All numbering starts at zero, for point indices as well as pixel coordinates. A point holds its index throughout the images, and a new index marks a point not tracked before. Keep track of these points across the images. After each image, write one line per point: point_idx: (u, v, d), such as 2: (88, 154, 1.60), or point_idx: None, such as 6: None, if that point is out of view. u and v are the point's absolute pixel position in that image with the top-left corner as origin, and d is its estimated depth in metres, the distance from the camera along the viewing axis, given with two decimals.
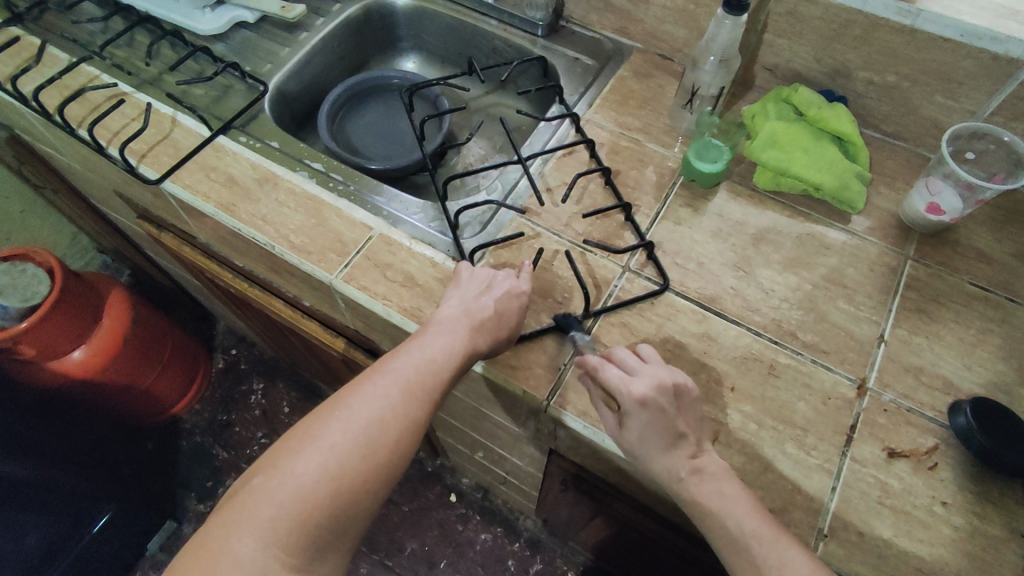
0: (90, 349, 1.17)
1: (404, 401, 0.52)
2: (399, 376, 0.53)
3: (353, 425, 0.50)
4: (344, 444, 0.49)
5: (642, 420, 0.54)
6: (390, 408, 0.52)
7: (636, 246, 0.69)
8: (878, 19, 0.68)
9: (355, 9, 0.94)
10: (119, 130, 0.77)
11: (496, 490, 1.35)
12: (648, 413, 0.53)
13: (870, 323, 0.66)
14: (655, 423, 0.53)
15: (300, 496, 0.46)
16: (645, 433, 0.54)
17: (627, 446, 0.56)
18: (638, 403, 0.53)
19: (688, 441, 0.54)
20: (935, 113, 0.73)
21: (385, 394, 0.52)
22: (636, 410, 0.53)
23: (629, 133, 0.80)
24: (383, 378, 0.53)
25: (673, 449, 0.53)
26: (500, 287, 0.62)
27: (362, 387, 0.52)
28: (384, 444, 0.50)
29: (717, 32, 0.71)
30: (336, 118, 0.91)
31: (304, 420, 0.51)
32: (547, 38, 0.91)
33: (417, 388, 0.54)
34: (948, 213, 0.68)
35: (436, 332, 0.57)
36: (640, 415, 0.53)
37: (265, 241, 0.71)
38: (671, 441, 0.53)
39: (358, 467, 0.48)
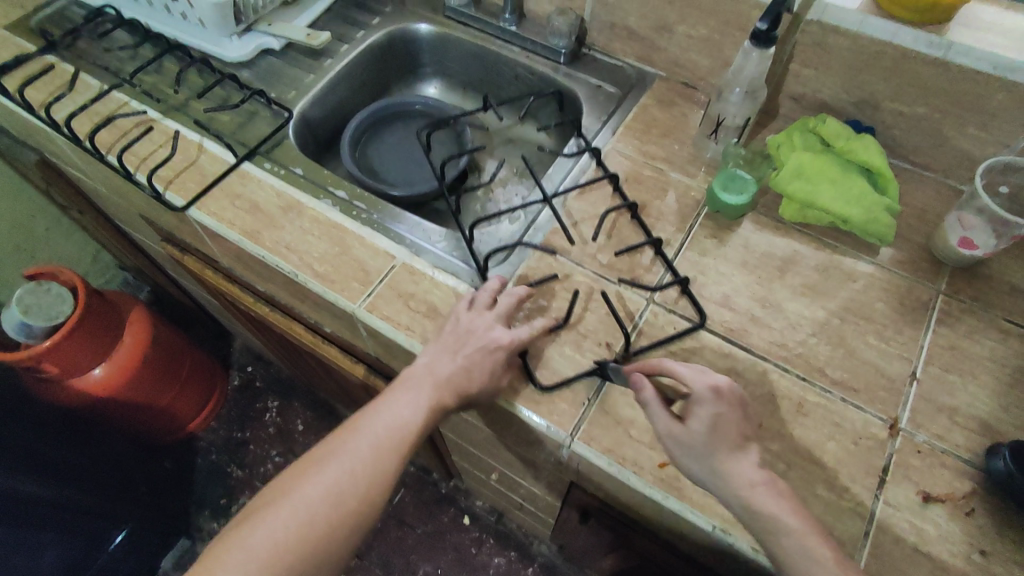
0: (110, 368, 1.19)
1: (373, 455, 0.58)
2: (370, 434, 0.59)
3: (326, 478, 0.55)
4: (316, 496, 0.54)
5: (705, 411, 0.54)
6: (360, 463, 0.57)
7: (670, 282, 0.68)
8: (908, 52, 0.67)
9: (379, 36, 0.94)
10: (147, 157, 0.78)
11: (510, 514, 1.33)
12: (720, 405, 0.54)
13: (902, 360, 0.65)
14: (729, 420, 0.54)
15: (277, 547, 0.52)
16: (714, 425, 0.54)
17: (686, 443, 0.55)
18: (713, 391, 0.55)
19: (750, 448, 0.54)
20: (966, 144, 0.72)
21: (358, 449, 0.58)
22: (705, 401, 0.55)
23: (652, 162, 0.79)
24: (356, 436, 0.59)
25: (737, 451, 0.54)
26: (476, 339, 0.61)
27: (337, 444, 0.58)
28: (353, 495, 0.56)
29: (745, 64, 0.69)
30: (358, 144, 0.92)
31: (285, 475, 0.57)
32: (569, 66, 0.90)
33: (386, 444, 0.59)
34: (981, 248, 0.66)
35: (406, 388, 0.61)
36: (714, 403, 0.54)
37: (289, 269, 0.71)
38: (734, 442, 0.54)
39: (327, 518, 0.54)
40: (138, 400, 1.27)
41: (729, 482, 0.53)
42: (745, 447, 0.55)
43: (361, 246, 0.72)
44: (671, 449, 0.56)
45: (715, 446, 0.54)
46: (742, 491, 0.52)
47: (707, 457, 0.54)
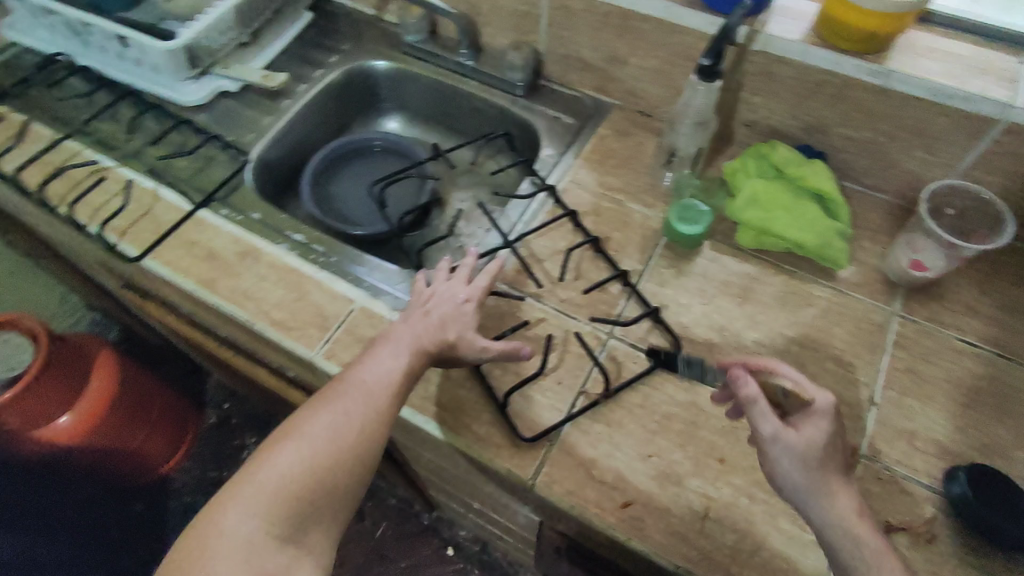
0: (76, 416, 1.16)
1: (371, 399, 0.55)
2: (366, 383, 0.56)
3: (327, 422, 0.53)
4: (318, 439, 0.52)
5: (824, 427, 0.50)
6: (359, 407, 0.55)
7: (643, 314, 0.68)
8: (851, 79, 0.69)
9: (336, 74, 0.94)
10: (100, 207, 0.77)
11: (493, 543, 1.32)
12: (835, 423, 0.51)
13: (860, 385, 0.65)
14: (838, 442, 0.51)
15: (284, 482, 0.50)
16: (828, 444, 0.50)
17: (799, 450, 0.50)
18: (835, 408, 0.51)
19: (850, 482, 0.50)
20: (913, 167, 0.73)
21: (356, 395, 0.55)
22: (826, 415, 0.51)
23: (609, 193, 0.80)
24: (353, 383, 0.56)
25: (842, 477, 0.50)
26: (443, 309, 0.62)
27: (335, 391, 0.56)
28: (356, 435, 0.53)
29: (692, 98, 0.70)
30: (319, 183, 0.91)
31: (270, 438, 0.53)
32: (527, 97, 0.91)
33: (383, 388, 0.56)
34: (932, 269, 0.68)
35: (392, 341, 0.59)
36: (830, 418, 0.51)
37: (246, 317, 0.70)
38: (839, 473, 0.50)
39: (332, 457, 0.52)
40: (103, 448, 1.24)
41: (827, 501, 0.49)
42: (848, 481, 0.51)
43: (319, 291, 0.72)
44: (771, 456, 0.51)
45: (824, 462, 0.50)
46: (844, 521, 0.48)
47: (814, 471, 0.50)
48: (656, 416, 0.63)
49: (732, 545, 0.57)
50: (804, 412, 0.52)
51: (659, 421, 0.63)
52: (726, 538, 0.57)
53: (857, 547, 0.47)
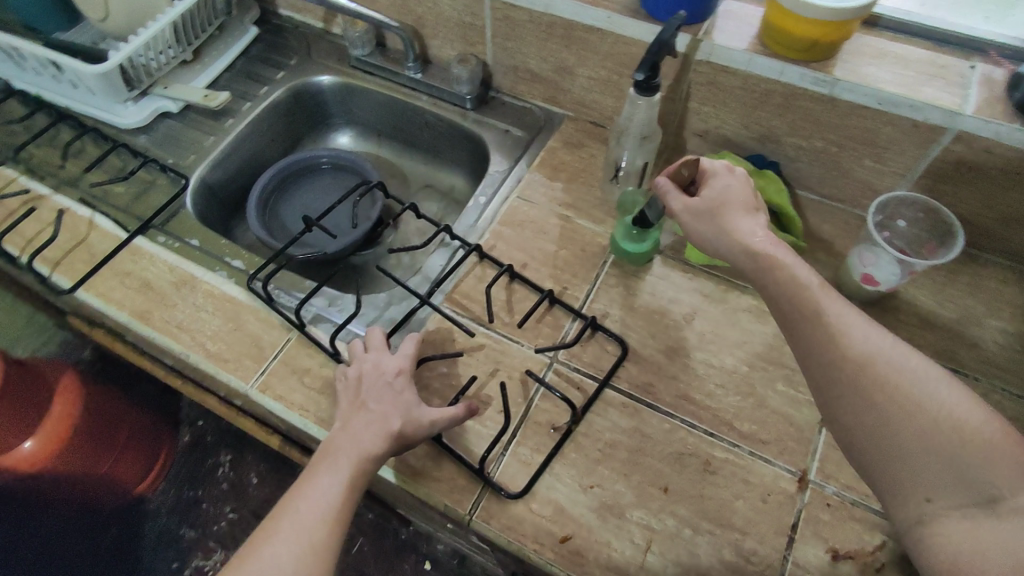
0: (39, 441, 1.15)
1: (307, 537, 0.51)
2: (299, 518, 0.52)
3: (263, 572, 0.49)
4: None
5: (721, 180, 0.58)
6: (295, 546, 0.51)
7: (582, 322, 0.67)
8: (796, 88, 0.66)
9: (283, 91, 0.92)
10: (32, 238, 0.75)
11: (471, 558, 1.30)
12: (732, 176, 0.58)
13: (811, 406, 0.63)
14: (738, 191, 0.57)
15: None
16: (724, 192, 0.57)
17: (700, 209, 0.57)
18: (729, 167, 0.59)
19: (760, 216, 0.56)
20: (867, 176, 0.71)
21: (289, 535, 0.51)
22: (722, 173, 0.59)
23: (558, 209, 0.77)
24: (286, 521, 0.52)
25: (750, 215, 0.56)
26: (376, 401, 0.59)
27: (269, 534, 0.52)
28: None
29: (632, 112, 0.67)
30: (268, 203, 0.89)
31: None
32: (477, 110, 0.89)
33: (320, 519, 0.52)
34: (883, 283, 0.65)
35: (325, 460, 0.55)
36: (727, 176, 0.58)
37: (180, 350, 0.68)
38: (746, 210, 0.56)
39: None
40: (68, 473, 1.22)
41: (728, 232, 0.55)
42: (757, 216, 0.56)
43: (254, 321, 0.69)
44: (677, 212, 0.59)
45: (725, 208, 0.56)
46: (746, 241, 0.54)
47: (715, 218, 0.56)
48: (599, 444, 0.61)
49: None
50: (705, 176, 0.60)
51: (602, 450, 0.61)
52: (668, 572, 0.55)
53: (752, 257, 0.52)
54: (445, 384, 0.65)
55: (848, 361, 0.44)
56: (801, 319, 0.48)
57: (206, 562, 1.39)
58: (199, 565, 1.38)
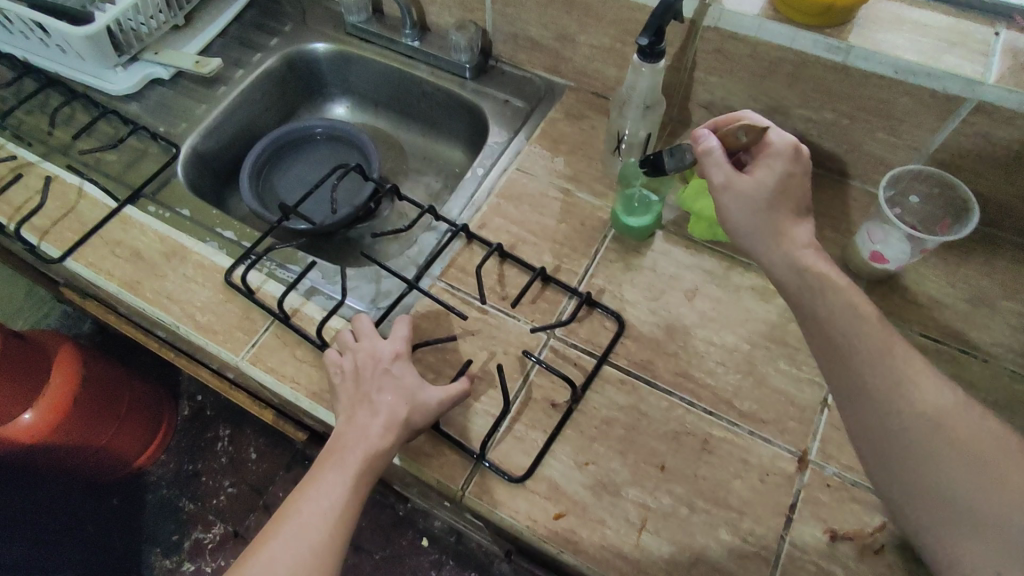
0: (39, 411, 1.15)
1: (316, 538, 0.52)
2: (308, 520, 0.53)
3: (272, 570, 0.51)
4: None
5: (778, 169, 0.54)
6: (304, 548, 0.52)
7: (575, 296, 0.66)
8: (808, 56, 0.64)
9: (277, 58, 0.89)
10: (20, 205, 0.74)
11: (468, 535, 1.30)
12: (790, 164, 0.55)
13: (813, 385, 0.61)
14: (794, 183, 0.55)
15: None
16: (782, 180, 0.54)
17: (749, 194, 0.54)
18: (794, 150, 0.55)
19: (807, 220, 0.55)
20: (878, 149, 0.69)
21: (299, 536, 0.52)
22: (780, 156, 0.55)
23: (558, 182, 0.75)
24: (296, 522, 0.53)
25: (796, 218, 0.55)
26: (382, 394, 0.57)
27: (278, 533, 0.53)
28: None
29: (636, 80, 0.65)
30: (261, 175, 0.87)
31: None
32: (476, 80, 0.86)
33: (330, 521, 0.53)
34: (892, 261, 0.63)
35: (333, 459, 0.55)
36: (785, 161, 0.55)
37: (170, 321, 0.67)
38: (794, 210, 0.55)
39: None
40: (69, 444, 1.22)
41: (775, 238, 0.53)
42: (803, 220, 0.55)
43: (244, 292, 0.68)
44: (721, 195, 0.55)
45: (776, 203, 0.54)
46: (794, 250, 0.53)
47: (763, 212, 0.54)
48: (595, 421, 0.60)
49: (668, 558, 0.54)
50: (760, 153, 0.56)
51: (598, 427, 0.59)
52: (663, 551, 0.54)
53: (807, 279, 0.51)
54: (439, 358, 0.63)
55: (880, 399, 0.44)
56: (833, 352, 0.47)
57: (206, 535, 1.40)
58: (199, 537, 1.39)
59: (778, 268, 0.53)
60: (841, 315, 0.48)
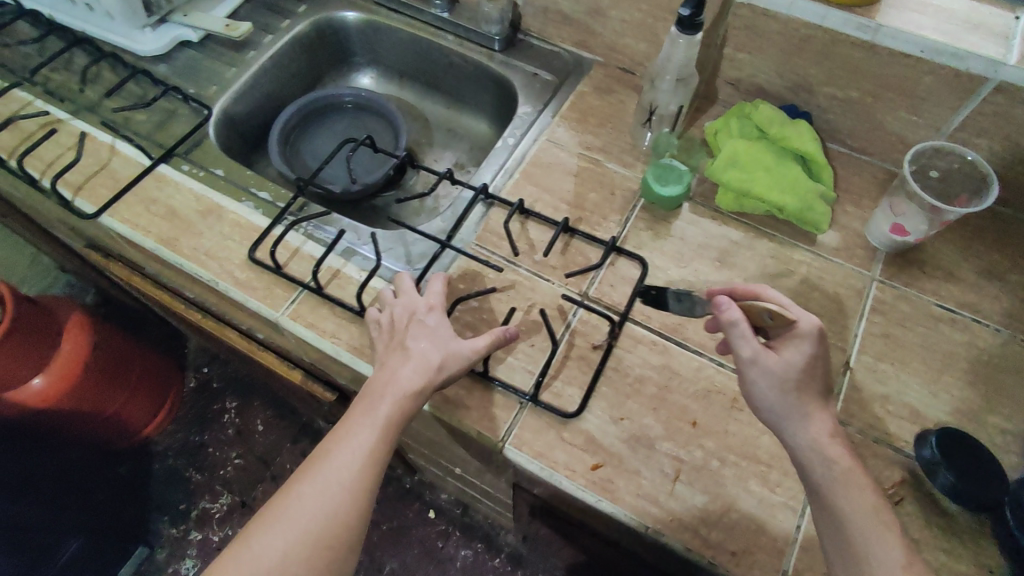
0: (49, 377, 1.17)
1: (349, 481, 0.52)
2: (342, 462, 0.52)
3: (307, 509, 0.50)
4: (300, 530, 0.50)
5: (806, 350, 0.51)
6: (337, 490, 0.51)
7: (606, 252, 0.68)
8: (838, 35, 0.66)
9: (305, 25, 0.90)
10: (53, 161, 0.74)
11: (475, 506, 1.33)
12: (818, 348, 0.51)
13: (836, 349, 0.64)
14: (814, 363, 0.51)
15: None
16: (808, 363, 0.51)
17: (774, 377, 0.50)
18: (819, 332, 0.51)
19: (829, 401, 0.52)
20: (899, 128, 0.71)
21: (333, 478, 0.52)
22: (809, 339, 0.51)
23: (588, 153, 0.77)
24: (330, 464, 0.52)
25: (821, 400, 0.51)
26: (416, 343, 0.57)
27: (312, 474, 0.52)
28: (341, 519, 0.51)
29: (672, 51, 0.67)
30: (288, 141, 0.87)
31: (250, 522, 0.52)
32: (505, 53, 0.87)
33: (363, 464, 0.53)
34: (912, 234, 0.67)
35: (366, 404, 0.55)
36: (813, 345, 0.51)
37: (209, 277, 0.68)
38: (817, 396, 0.51)
39: (317, 546, 0.50)
40: (80, 410, 1.24)
41: (803, 420, 0.50)
42: (827, 405, 0.51)
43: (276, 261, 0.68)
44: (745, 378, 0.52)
45: (802, 388, 0.50)
46: (819, 435, 0.50)
47: (791, 392, 0.50)
48: (629, 379, 0.62)
49: (701, 508, 0.56)
50: (786, 333, 0.52)
51: (632, 385, 0.62)
52: (696, 501, 0.57)
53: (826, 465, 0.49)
54: (476, 317, 0.65)
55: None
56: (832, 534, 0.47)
57: (213, 505, 1.43)
58: (206, 507, 1.42)
59: (800, 451, 0.50)
60: (858, 512, 0.47)
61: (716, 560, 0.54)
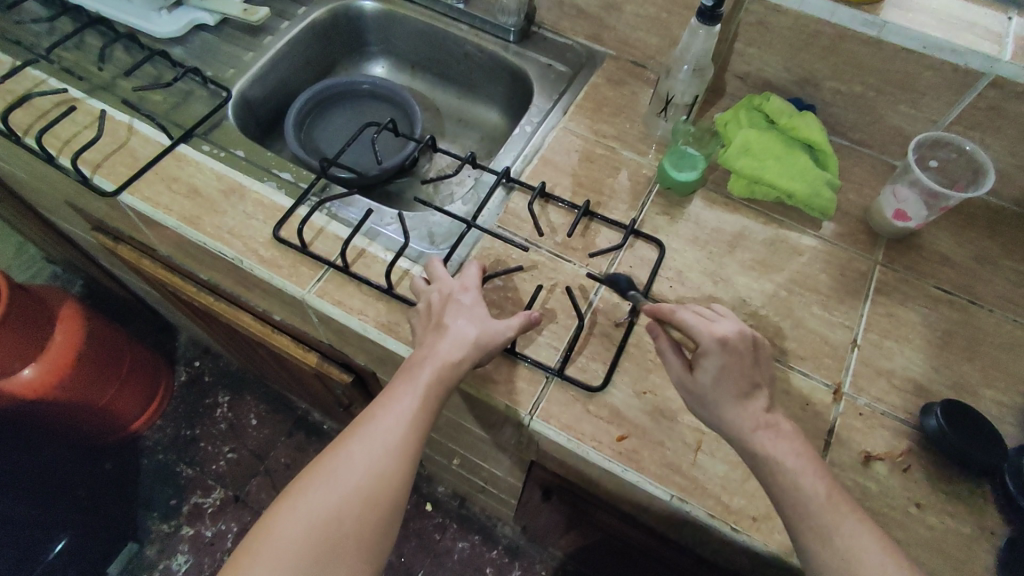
0: (41, 368, 1.12)
1: (397, 444, 0.53)
2: (388, 425, 0.53)
3: (354, 469, 0.51)
4: (349, 488, 0.50)
5: (714, 364, 0.51)
6: (384, 453, 0.52)
7: (627, 233, 0.70)
8: (846, 30, 0.70)
9: (321, 12, 0.91)
10: (70, 139, 0.73)
11: (473, 498, 1.34)
12: (727, 356, 0.51)
13: (843, 328, 0.68)
14: (731, 369, 0.51)
15: (314, 534, 0.48)
16: (720, 375, 0.52)
17: (696, 392, 0.53)
18: (720, 342, 0.51)
19: (760, 393, 0.52)
20: (899, 121, 0.76)
21: (380, 440, 0.53)
22: (713, 353, 0.52)
23: (604, 141, 0.79)
24: (377, 427, 0.53)
25: (745, 400, 0.52)
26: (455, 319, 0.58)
27: (359, 435, 0.53)
28: (387, 479, 0.51)
29: (692, 41, 0.71)
30: (303, 125, 0.88)
31: (295, 480, 0.52)
32: (519, 44, 0.89)
33: (409, 429, 0.54)
34: (914, 219, 0.70)
35: (408, 374, 0.56)
36: (719, 354, 0.51)
37: (233, 255, 0.68)
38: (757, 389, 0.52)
39: (364, 504, 0.50)
40: (70, 403, 1.20)
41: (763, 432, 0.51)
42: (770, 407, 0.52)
43: (301, 241, 0.68)
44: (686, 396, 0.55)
45: (720, 397, 0.52)
46: (746, 436, 0.51)
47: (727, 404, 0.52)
48: (650, 355, 0.64)
49: (723, 476, 0.58)
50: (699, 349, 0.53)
51: (654, 361, 0.64)
52: (717, 470, 0.59)
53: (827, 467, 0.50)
54: (501, 296, 0.66)
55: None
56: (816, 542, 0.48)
57: (205, 500, 1.39)
58: (197, 502, 1.38)
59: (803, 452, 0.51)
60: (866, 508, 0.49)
61: (739, 526, 0.56)
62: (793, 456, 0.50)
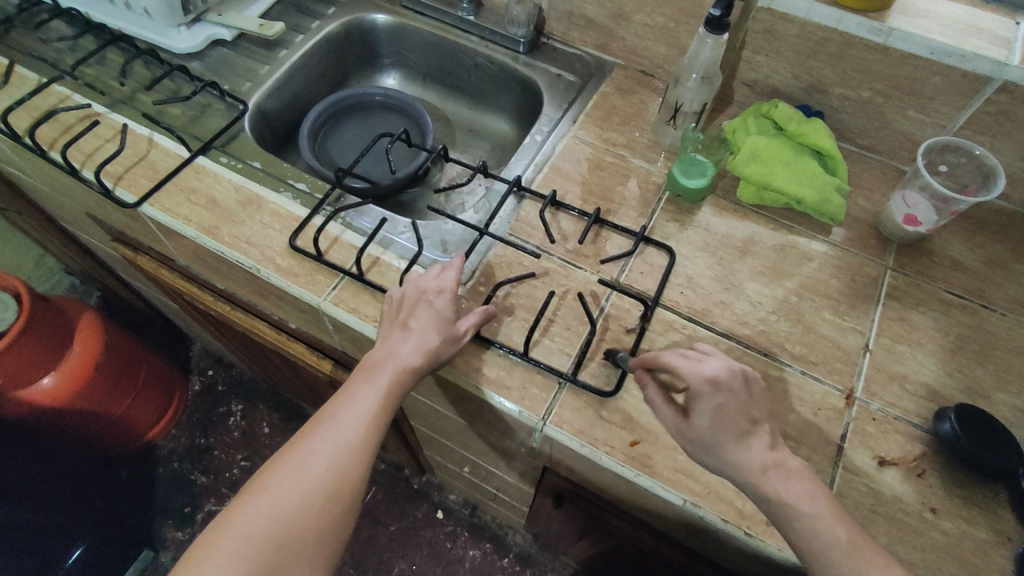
0: (60, 376, 1.14)
1: (357, 440, 0.55)
2: (349, 423, 0.55)
3: (317, 463, 0.53)
4: (311, 481, 0.52)
5: (710, 403, 0.52)
6: (346, 448, 0.54)
7: (637, 240, 0.71)
8: (853, 38, 0.70)
9: (335, 26, 0.93)
10: (93, 152, 0.75)
11: (484, 506, 1.34)
12: (719, 395, 0.52)
13: (855, 333, 0.68)
14: (726, 406, 0.52)
15: (275, 524, 0.50)
16: (717, 417, 0.52)
17: (696, 438, 0.53)
18: (711, 381, 0.52)
19: (760, 429, 0.52)
20: (907, 127, 0.76)
21: (342, 437, 0.54)
22: (705, 395, 0.52)
23: (613, 149, 0.80)
24: (339, 423, 0.55)
25: (746, 439, 0.52)
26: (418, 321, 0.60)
27: (321, 432, 0.55)
28: (349, 474, 0.53)
29: (700, 49, 0.72)
30: (318, 136, 0.90)
31: (257, 474, 0.53)
32: (529, 54, 0.91)
33: (368, 427, 0.56)
34: (924, 224, 0.70)
35: (371, 374, 0.58)
36: (713, 396, 0.52)
37: (251, 265, 0.69)
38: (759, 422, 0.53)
39: (326, 497, 0.52)
40: (89, 411, 1.22)
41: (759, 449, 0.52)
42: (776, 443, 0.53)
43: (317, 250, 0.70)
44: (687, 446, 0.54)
45: (721, 437, 0.52)
46: (755, 476, 0.50)
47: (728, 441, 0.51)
48: None
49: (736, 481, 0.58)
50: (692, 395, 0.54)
51: None
52: None
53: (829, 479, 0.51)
54: (514, 304, 0.67)
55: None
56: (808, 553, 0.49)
57: (218, 507, 1.41)
58: (211, 510, 1.40)
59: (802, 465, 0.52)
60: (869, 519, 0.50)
61: (752, 531, 0.56)
62: (797, 468, 0.51)
